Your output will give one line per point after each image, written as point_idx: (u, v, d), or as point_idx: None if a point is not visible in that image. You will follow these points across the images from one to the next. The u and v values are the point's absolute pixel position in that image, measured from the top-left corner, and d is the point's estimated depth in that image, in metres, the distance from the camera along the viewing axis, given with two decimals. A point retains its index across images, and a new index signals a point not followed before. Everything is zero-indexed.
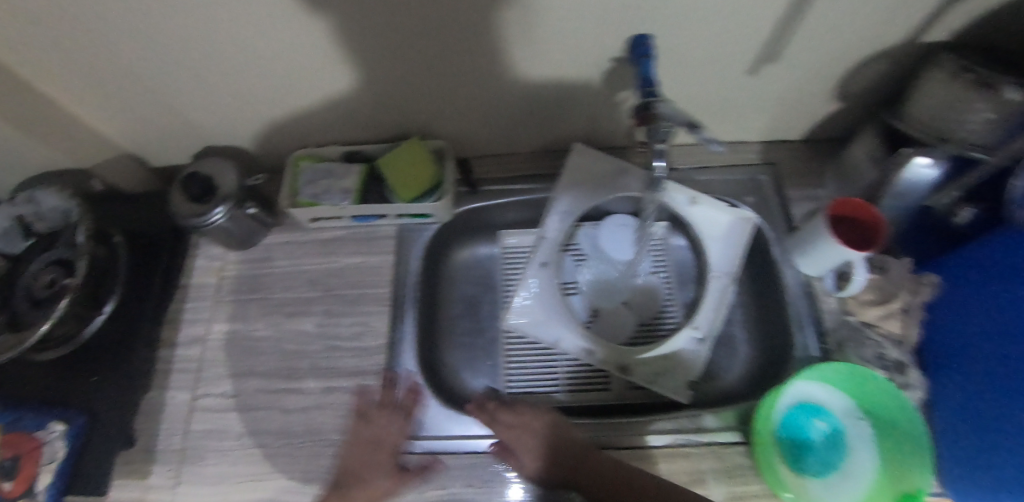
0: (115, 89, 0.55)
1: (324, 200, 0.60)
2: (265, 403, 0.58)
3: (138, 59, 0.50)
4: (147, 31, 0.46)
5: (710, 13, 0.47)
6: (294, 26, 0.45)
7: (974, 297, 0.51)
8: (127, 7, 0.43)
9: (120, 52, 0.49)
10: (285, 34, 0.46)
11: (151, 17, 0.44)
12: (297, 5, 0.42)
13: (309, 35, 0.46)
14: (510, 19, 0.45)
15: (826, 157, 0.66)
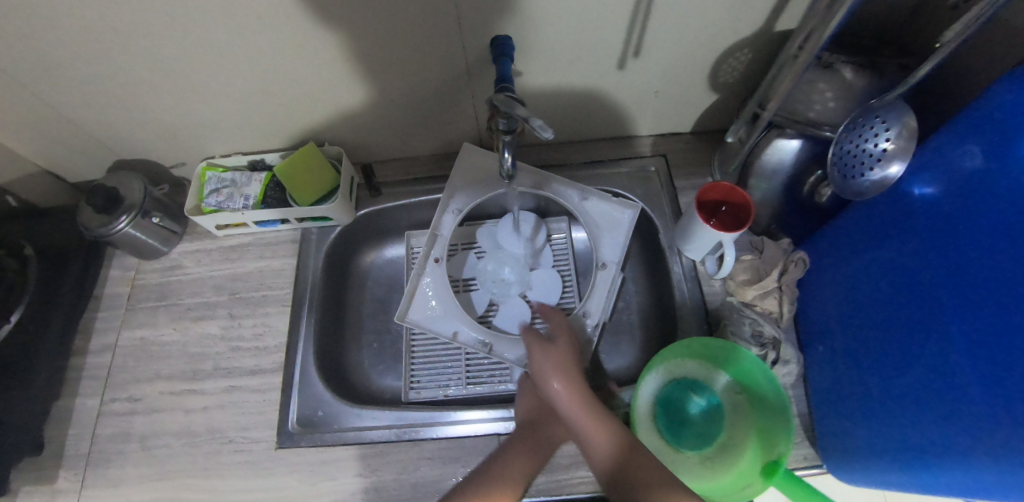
0: (17, 111, 0.58)
1: (224, 206, 0.62)
2: (167, 404, 0.60)
3: (38, 80, 0.54)
4: (35, 51, 0.50)
5: (564, 15, 0.51)
6: (178, 39, 0.49)
7: (831, 275, 0.56)
8: (14, 28, 0.46)
9: (19, 76, 0.53)
10: (170, 47, 0.50)
11: (40, 36, 0.48)
12: (179, 20, 0.46)
13: (195, 47, 0.50)
14: (383, 25, 0.49)
15: (711, 149, 0.71)
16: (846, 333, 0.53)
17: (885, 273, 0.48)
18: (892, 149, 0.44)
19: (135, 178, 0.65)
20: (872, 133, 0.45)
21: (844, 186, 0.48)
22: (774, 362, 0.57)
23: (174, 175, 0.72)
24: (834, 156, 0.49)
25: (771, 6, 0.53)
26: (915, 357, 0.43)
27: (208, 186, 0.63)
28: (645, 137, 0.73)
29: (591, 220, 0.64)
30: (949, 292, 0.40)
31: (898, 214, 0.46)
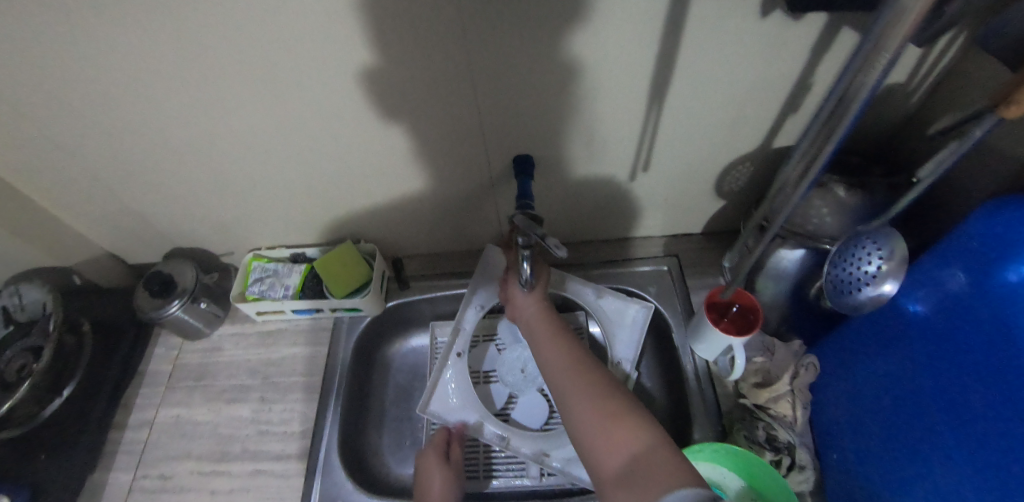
0: (107, 210, 0.68)
1: (267, 296, 0.70)
2: (193, 484, 0.63)
3: (132, 187, 0.64)
4: (136, 166, 0.60)
5: (580, 141, 0.59)
6: (253, 158, 0.58)
7: (839, 382, 0.57)
8: (125, 150, 0.56)
9: (116, 184, 0.63)
10: (246, 164, 0.59)
11: (143, 156, 0.58)
12: (258, 144, 0.56)
13: (266, 164, 0.59)
14: (428, 145, 0.57)
15: (717, 251, 0.77)
16: (857, 442, 0.53)
17: (885, 381, 0.50)
18: (886, 271, 0.46)
19: (189, 266, 0.73)
20: (866, 254, 0.47)
21: (841, 302, 0.50)
22: (789, 468, 0.58)
23: (223, 262, 0.79)
24: (829, 275, 0.51)
25: (764, 130, 0.60)
26: (920, 467, 0.45)
27: (253, 275, 0.72)
28: (657, 237, 0.79)
29: (606, 317, 0.69)
30: (941, 405, 0.43)
31: (897, 328, 0.48)
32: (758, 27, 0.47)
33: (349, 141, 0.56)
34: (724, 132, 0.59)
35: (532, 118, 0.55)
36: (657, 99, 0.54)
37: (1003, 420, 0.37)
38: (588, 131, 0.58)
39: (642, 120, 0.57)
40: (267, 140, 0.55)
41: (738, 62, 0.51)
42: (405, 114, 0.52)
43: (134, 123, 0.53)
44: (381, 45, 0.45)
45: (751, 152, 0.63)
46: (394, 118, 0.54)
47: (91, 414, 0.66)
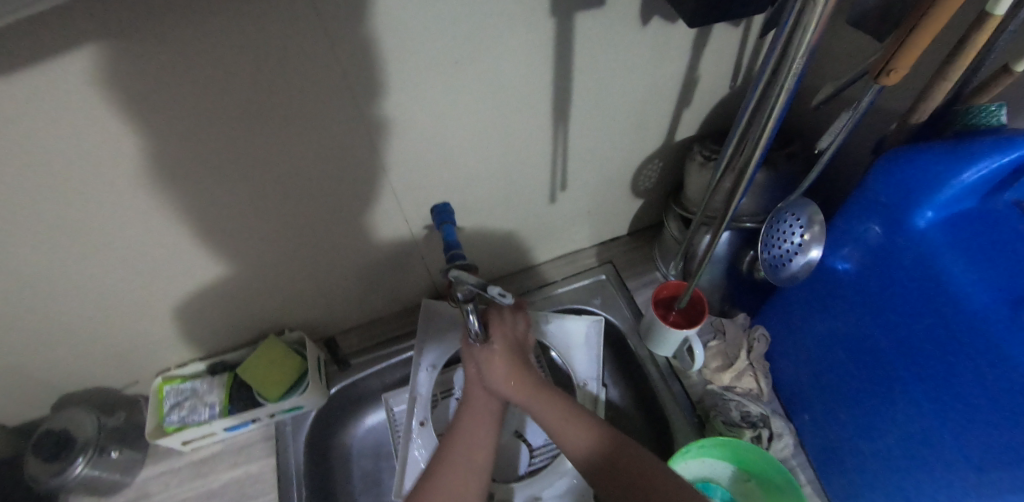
0: None
1: (191, 421, 0.62)
2: None
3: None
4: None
5: (490, 174, 0.59)
6: (134, 270, 0.51)
7: (789, 345, 0.59)
8: None
9: None
10: (128, 278, 0.52)
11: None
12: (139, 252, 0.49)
13: (151, 271, 0.52)
14: (335, 213, 0.55)
15: (647, 246, 0.79)
16: (820, 398, 0.55)
17: (833, 342, 0.52)
18: (809, 239, 0.48)
19: (85, 412, 0.62)
20: (790, 227, 0.49)
21: (779, 277, 0.51)
22: (768, 439, 0.59)
23: (126, 395, 0.69)
24: (762, 254, 0.52)
25: (665, 126, 0.62)
26: (888, 420, 0.46)
27: (167, 401, 0.64)
28: (589, 247, 0.80)
29: (561, 342, 0.67)
30: (891, 348, 0.45)
31: (827, 284, 0.51)
32: (638, 35, 0.49)
33: (248, 225, 0.51)
34: (626, 135, 0.61)
35: (439, 159, 0.54)
36: (561, 117, 0.55)
37: (955, 359, 0.39)
38: (495, 161, 0.57)
39: (551, 140, 0.58)
40: (148, 244, 0.49)
41: (627, 70, 0.52)
42: (301, 183, 0.49)
43: None
44: (264, 121, 0.42)
45: (657, 149, 0.66)
46: (289, 196, 0.50)
47: None
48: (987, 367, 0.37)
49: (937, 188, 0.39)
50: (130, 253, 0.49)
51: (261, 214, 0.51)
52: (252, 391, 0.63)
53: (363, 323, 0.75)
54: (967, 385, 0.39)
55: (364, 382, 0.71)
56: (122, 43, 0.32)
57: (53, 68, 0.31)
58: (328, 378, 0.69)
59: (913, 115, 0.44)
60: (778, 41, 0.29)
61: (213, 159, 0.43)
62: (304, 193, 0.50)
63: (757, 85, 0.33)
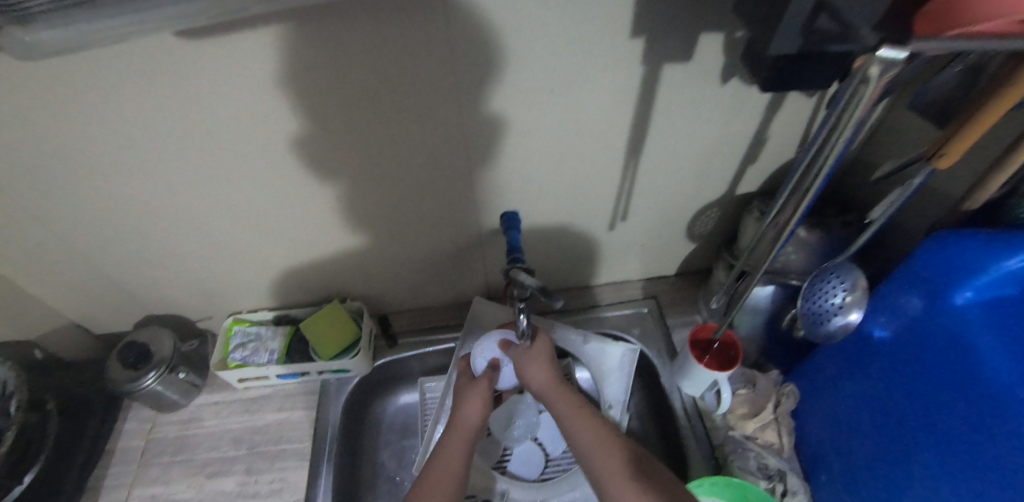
0: (86, 281, 0.67)
1: (251, 361, 0.69)
2: None
3: (119, 252, 0.63)
4: (126, 228, 0.60)
5: (559, 192, 0.65)
6: (250, 212, 0.60)
7: (820, 406, 0.60)
8: (123, 212, 0.57)
9: (103, 251, 0.63)
10: (242, 220, 0.62)
11: (135, 216, 0.58)
12: (260, 196, 0.58)
13: (260, 215, 0.61)
14: (425, 199, 0.63)
15: (691, 290, 0.82)
16: (840, 460, 0.56)
17: (862, 408, 0.53)
18: (851, 301, 0.51)
19: (166, 332, 0.70)
20: (832, 288, 0.53)
21: (816, 332, 0.54)
22: (783, 494, 0.59)
23: (199, 328, 0.78)
24: (801, 307, 0.55)
25: (727, 179, 0.67)
26: (908, 490, 0.47)
27: (234, 340, 0.71)
28: (635, 279, 0.84)
29: (594, 361, 0.72)
30: (918, 422, 0.46)
31: (865, 351, 0.53)
32: (718, 91, 0.54)
33: (351, 195, 0.60)
34: (690, 180, 0.66)
35: (517, 167, 0.60)
36: (634, 151, 0.61)
37: (975, 430, 0.41)
38: (567, 180, 0.64)
39: (620, 172, 0.63)
40: (271, 192, 0.58)
41: (702, 120, 0.58)
42: (403, 164, 0.57)
43: (131, 183, 0.54)
44: (386, 104, 0.50)
45: (716, 199, 0.70)
46: (390, 173, 0.58)
47: None
48: (994, 435, 0.39)
49: (978, 271, 0.42)
50: (250, 197, 0.59)
51: (365, 186, 0.59)
52: (309, 344, 0.69)
53: (413, 308, 0.82)
54: (984, 457, 0.40)
55: (404, 361, 0.77)
56: (318, 28, 0.42)
57: (254, 39, 0.41)
58: (376, 350, 0.76)
59: (965, 203, 0.46)
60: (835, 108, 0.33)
61: (339, 131, 0.52)
62: (400, 174, 0.58)
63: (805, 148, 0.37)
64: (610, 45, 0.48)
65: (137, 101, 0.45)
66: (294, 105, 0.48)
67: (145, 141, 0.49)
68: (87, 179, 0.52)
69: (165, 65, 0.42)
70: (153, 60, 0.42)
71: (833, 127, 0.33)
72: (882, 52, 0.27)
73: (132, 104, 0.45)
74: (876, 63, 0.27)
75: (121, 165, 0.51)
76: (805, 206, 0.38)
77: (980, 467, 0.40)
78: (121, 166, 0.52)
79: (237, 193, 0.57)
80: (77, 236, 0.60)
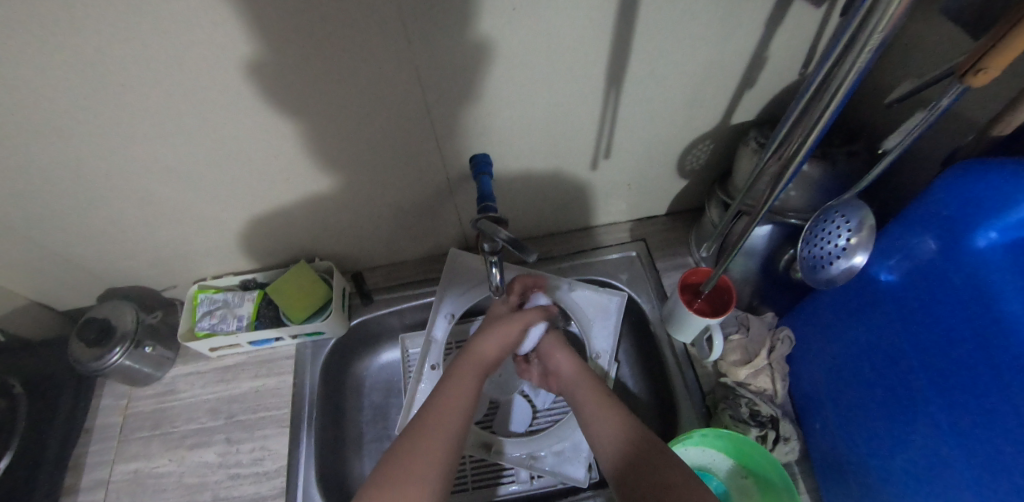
0: (24, 259, 0.62)
1: (219, 329, 0.66)
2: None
3: (50, 225, 0.58)
4: (51, 200, 0.54)
5: (532, 130, 0.58)
6: (186, 172, 0.54)
7: (816, 352, 0.57)
8: (40, 180, 0.51)
9: (32, 225, 0.57)
10: (180, 182, 0.56)
11: (57, 185, 0.52)
12: (193, 153, 0.52)
13: (199, 175, 0.55)
14: (382, 146, 0.56)
15: (683, 231, 0.77)
16: (835, 408, 0.54)
17: (863, 354, 0.50)
18: (856, 243, 0.46)
19: (126, 306, 0.66)
20: (836, 228, 0.47)
21: (816, 278, 0.49)
22: (775, 441, 0.57)
23: (165, 297, 0.74)
24: (801, 251, 0.50)
25: (723, 105, 0.59)
26: (907, 442, 0.45)
27: (199, 308, 0.68)
28: (624, 221, 0.78)
29: (580, 311, 0.69)
30: (924, 371, 0.43)
31: (868, 295, 0.49)
32: (710, 2, 0.45)
33: (296, 145, 0.53)
34: (679, 110, 0.58)
35: (482, 103, 0.53)
36: (614, 80, 0.53)
37: (992, 388, 0.37)
38: (540, 117, 0.56)
39: (600, 105, 0.56)
40: (204, 147, 0.51)
41: (692, 40, 0.49)
42: (350, 107, 0.50)
43: (35, 146, 0.47)
44: (314, 39, 0.42)
45: (710, 129, 0.62)
46: (334, 118, 0.51)
47: (37, 481, 0.60)
48: (1013, 391, 0.35)
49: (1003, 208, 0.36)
50: (179, 154, 0.52)
51: (309, 134, 0.52)
52: (278, 309, 0.66)
53: (389, 264, 0.77)
54: (997, 414, 0.37)
55: (383, 320, 0.73)
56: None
57: None
58: (351, 310, 0.72)
59: (994, 128, 0.39)
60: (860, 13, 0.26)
61: (262, 71, 0.44)
62: (347, 118, 0.51)
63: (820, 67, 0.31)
64: None
65: (5, 44, 0.37)
66: (199, 42, 0.40)
67: (34, 95, 0.42)
68: None
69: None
70: None
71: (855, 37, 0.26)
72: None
73: (2, 49, 0.38)
74: None
75: (17, 124, 0.45)
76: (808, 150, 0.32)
77: (993, 426, 0.37)
78: (16, 125, 0.44)
79: (165, 151, 0.51)
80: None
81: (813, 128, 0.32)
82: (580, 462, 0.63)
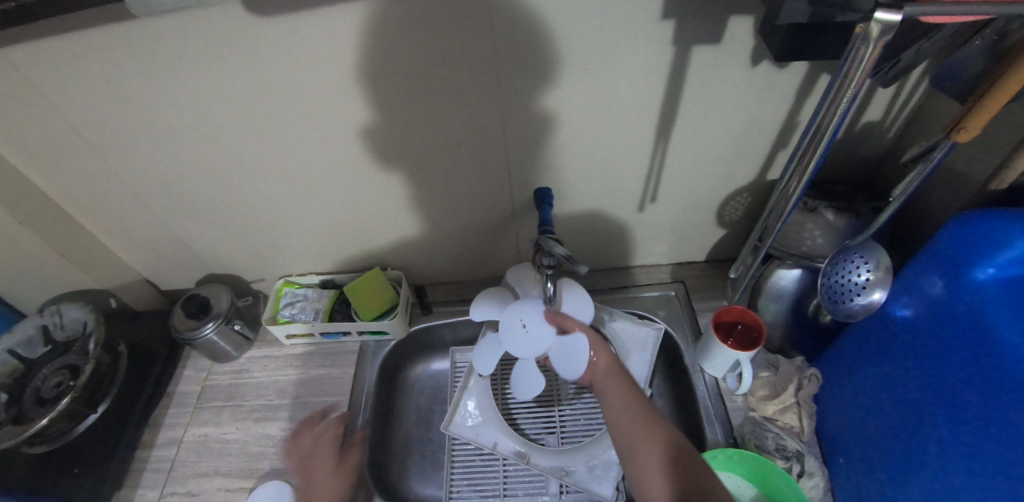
0: (156, 238, 0.74)
1: (298, 318, 0.75)
2: None
3: (187, 211, 0.70)
4: (197, 189, 0.67)
5: (590, 172, 0.69)
6: (308, 178, 0.67)
7: (841, 388, 0.61)
8: (196, 171, 0.64)
9: (174, 209, 0.70)
10: (299, 188, 0.68)
11: (206, 177, 0.65)
12: (319, 163, 0.64)
13: (316, 181, 0.67)
14: (469, 173, 0.67)
15: (718, 278, 0.83)
16: (860, 443, 0.57)
17: (882, 386, 0.54)
18: (874, 280, 0.53)
19: (223, 290, 0.77)
20: (855, 267, 0.54)
21: (837, 310, 0.56)
22: (800, 474, 0.61)
23: (252, 288, 0.84)
24: (824, 284, 0.57)
25: (757, 163, 0.68)
26: (920, 468, 0.49)
27: (283, 299, 0.78)
28: (663, 264, 0.86)
29: (618, 339, 0.75)
30: (935, 396, 0.48)
31: (887, 332, 0.54)
32: (749, 74, 0.57)
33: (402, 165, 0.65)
34: (719, 164, 0.68)
35: (553, 144, 0.64)
36: (664, 132, 0.63)
37: (996, 416, 0.41)
38: (600, 161, 0.67)
39: (651, 153, 0.66)
40: (329, 158, 0.64)
41: (732, 105, 0.60)
42: (449, 136, 0.62)
43: (205, 144, 0.61)
44: (437, 80, 0.55)
45: (745, 185, 0.72)
46: (433, 145, 0.62)
47: (122, 434, 0.67)
48: (1009, 403, 0.40)
49: (999, 249, 0.43)
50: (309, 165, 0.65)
51: (413, 156, 0.64)
52: (351, 305, 0.74)
53: (448, 282, 0.86)
54: (991, 426, 0.42)
55: (436, 330, 0.81)
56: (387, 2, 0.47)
57: (328, 10, 0.47)
58: (411, 317, 0.80)
59: (992, 183, 0.48)
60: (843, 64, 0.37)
61: (390, 101, 0.57)
62: (445, 147, 0.63)
63: (823, 98, 0.41)
64: (644, 27, 0.51)
65: (223, 67, 0.52)
66: (352, 75, 0.54)
67: (222, 104, 0.56)
68: (169, 139, 0.59)
69: (246, 32, 0.48)
70: (240, 26, 0.48)
71: (839, 85, 0.37)
72: (881, 15, 0.31)
73: (218, 69, 0.52)
74: (877, 23, 0.31)
75: (202, 126, 0.58)
76: (814, 159, 0.43)
77: (994, 453, 0.41)
78: (199, 127, 0.58)
79: (298, 160, 0.63)
80: (154, 193, 0.67)
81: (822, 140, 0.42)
82: (608, 482, 0.66)
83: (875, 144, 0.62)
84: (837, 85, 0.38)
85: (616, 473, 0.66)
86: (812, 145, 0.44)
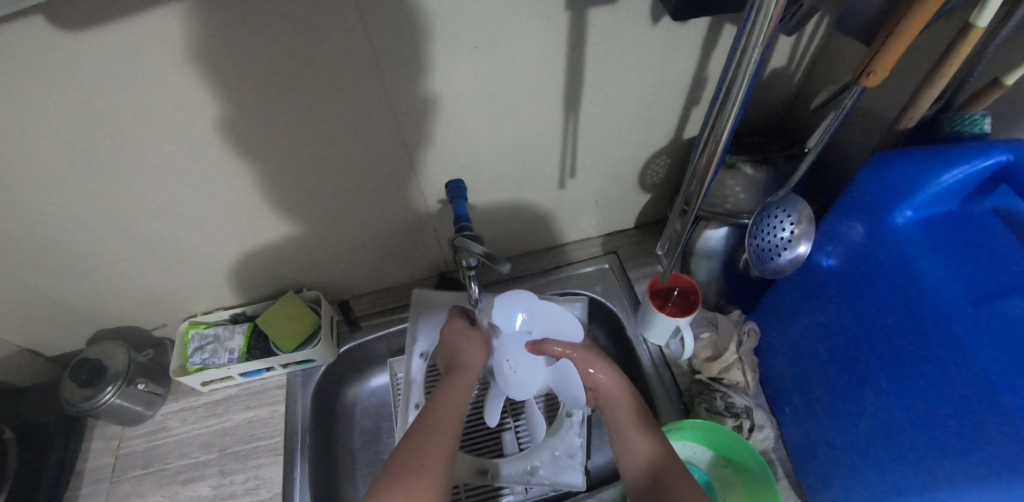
0: (17, 305, 0.64)
1: (211, 363, 0.67)
2: None
3: (45, 269, 0.60)
4: (47, 244, 0.57)
5: (501, 156, 0.63)
6: (181, 211, 0.58)
7: (778, 340, 0.61)
8: (36, 224, 0.54)
9: (28, 270, 0.59)
10: (174, 223, 0.59)
11: (54, 229, 0.55)
12: (187, 193, 0.56)
13: (191, 213, 0.58)
14: (368, 177, 0.60)
15: (651, 241, 0.82)
16: (801, 392, 0.58)
17: (815, 336, 0.54)
18: (798, 234, 0.51)
19: (118, 346, 0.67)
20: (779, 222, 0.53)
21: (766, 268, 0.54)
22: (750, 429, 0.61)
23: (155, 337, 0.76)
24: (752, 244, 0.55)
25: (673, 122, 0.65)
26: (858, 414, 0.49)
27: (191, 344, 0.69)
28: (596, 235, 0.83)
29: None
30: (865, 342, 0.47)
31: (813, 282, 0.54)
32: (650, 32, 0.52)
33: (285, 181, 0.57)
34: (635, 129, 0.64)
35: (452, 133, 0.58)
36: (572, 103, 0.58)
37: (927, 359, 0.41)
38: (509, 144, 0.62)
39: (563, 126, 0.61)
40: (197, 186, 0.55)
41: (638, 65, 0.56)
42: (332, 142, 0.54)
43: (34, 193, 0.50)
44: (303, 83, 0.47)
45: (665, 145, 0.68)
46: (315, 153, 0.55)
47: None
48: (937, 346, 0.40)
49: (916, 190, 0.42)
50: (175, 197, 0.56)
51: (295, 168, 0.56)
52: (268, 339, 0.67)
53: (375, 291, 0.80)
54: (922, 368, 0.41)
55: (367, 346, 0.75)
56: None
57: (137, 19, 0.38)
58: (340, 337, 0.74)
59: (901, 122, 0.46)
60: (746, 23, 0.32)
61: (249, 112, 0.48)
62: (330, 153, 0.56)
63: (730, 62, 0.36)
64: None
65: (20, 102, 0.42)
66: (194, 90, 0.45)
67: (37, 145, 0.46)
68: None
69: (33, 56, 0.38)
70: (23, 48, 0.38)
71: (745, 45, 0.33)
72: None
73: (14, 106, 0.42)
74: None
75: (21, 174, 0.48)
76: (726, 134, 0.38)
77: (927, 394, 0.41)
78: (18, 175, 0.48)
79: (159, 193, 0.55)
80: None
81: (731, 112, 0.38)
82: (575, 469, 0.65)
83: (784, 89, 0.60)
84: (741, 47, 0.33)
85: (577, 462, 0.65)
86: (722, 122, 0.40)
